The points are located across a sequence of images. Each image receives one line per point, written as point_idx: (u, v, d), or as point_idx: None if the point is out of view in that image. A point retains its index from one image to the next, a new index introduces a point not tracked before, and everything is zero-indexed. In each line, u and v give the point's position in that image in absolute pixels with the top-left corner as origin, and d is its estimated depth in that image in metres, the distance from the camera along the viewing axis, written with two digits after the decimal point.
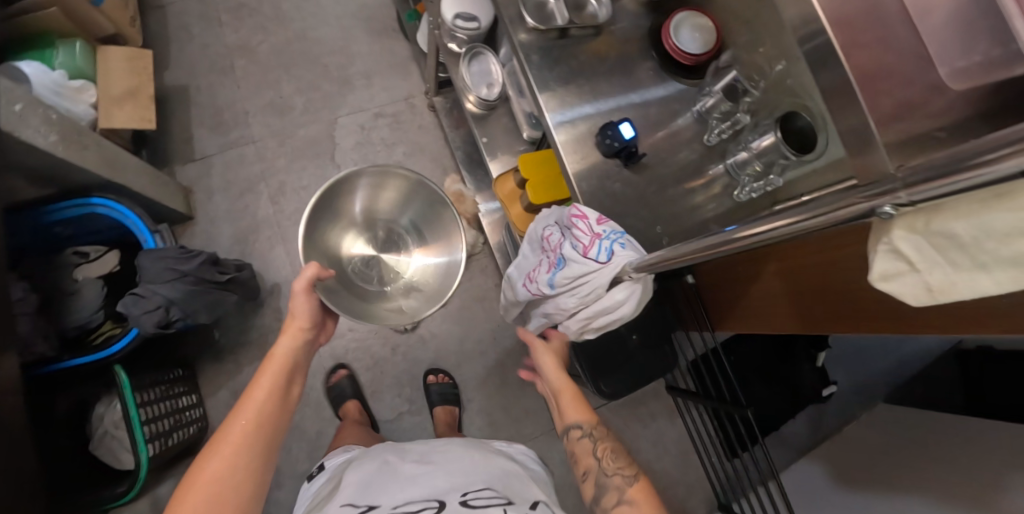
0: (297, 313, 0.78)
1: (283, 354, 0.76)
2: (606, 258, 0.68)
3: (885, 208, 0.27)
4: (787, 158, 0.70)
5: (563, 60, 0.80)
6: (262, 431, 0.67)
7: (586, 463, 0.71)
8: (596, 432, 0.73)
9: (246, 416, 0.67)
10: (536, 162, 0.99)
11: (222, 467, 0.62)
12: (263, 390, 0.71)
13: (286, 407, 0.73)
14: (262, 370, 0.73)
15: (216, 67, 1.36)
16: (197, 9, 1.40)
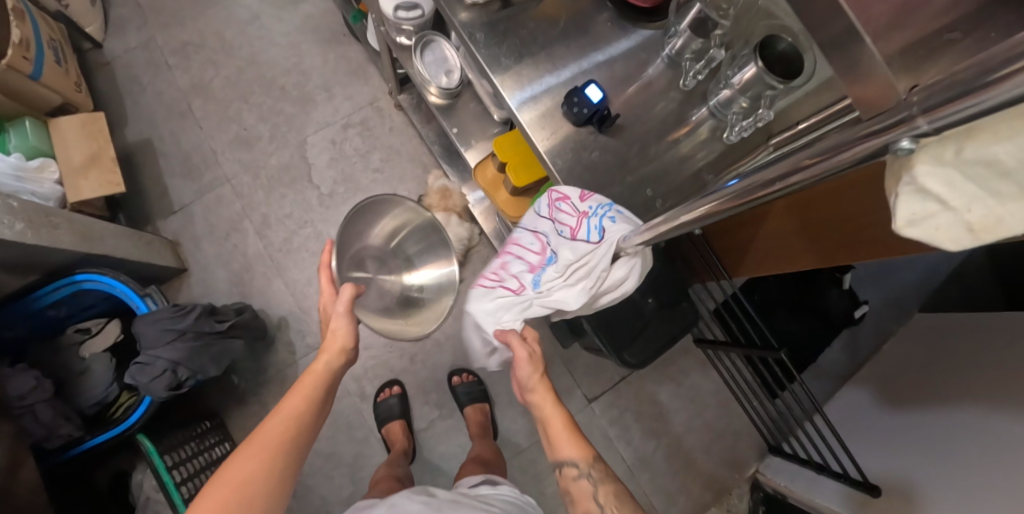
0: (338, 327, 0.71)
1: (329, 368, 0.70)
2: (597, 236, 0.65)
3: (903, 142, 0.22)
4: (774, 88, 0.63)
5: (511, 31, 0.75)
6: (297, 445, 0.62)
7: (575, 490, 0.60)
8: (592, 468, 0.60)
9: (284, 424, 0.62)
10: (510, 144, 0.94)
11: (252, 473, 0.56)
12: (302, 400, 0.65)
13: (320, 420, 0.67)
14: (300, 380, 0.67)
15: (174, 112, 1.32)
16: (141, 58, 1.35)
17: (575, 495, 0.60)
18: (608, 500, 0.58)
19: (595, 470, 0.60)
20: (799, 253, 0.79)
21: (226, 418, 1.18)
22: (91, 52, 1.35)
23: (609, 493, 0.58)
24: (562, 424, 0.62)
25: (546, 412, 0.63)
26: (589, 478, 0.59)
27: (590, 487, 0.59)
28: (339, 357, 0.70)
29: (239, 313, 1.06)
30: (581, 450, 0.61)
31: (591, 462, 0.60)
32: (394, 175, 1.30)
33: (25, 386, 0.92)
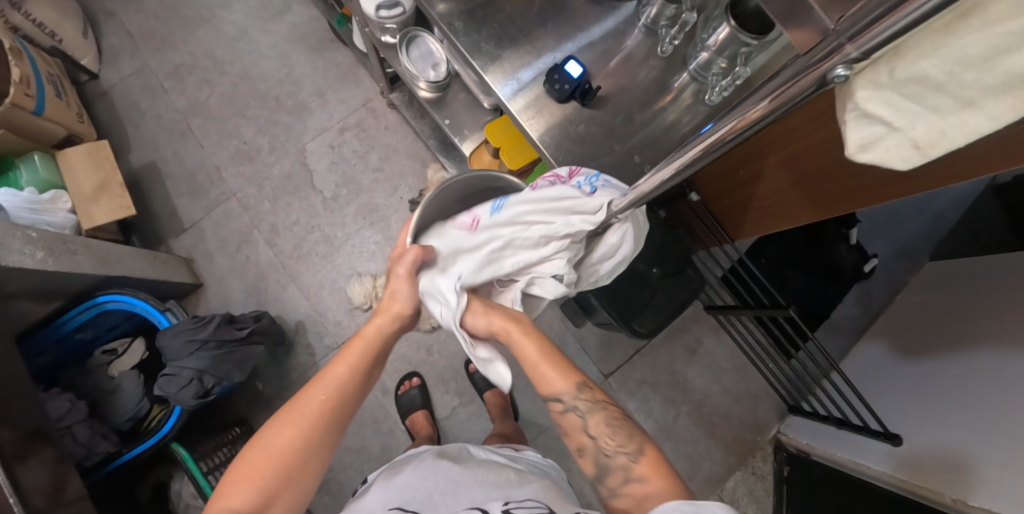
0: (397, 297, 0.71)
1: (374, 335, 0.69)
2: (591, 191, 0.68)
3: (838, 69, 0.27)
4: (748, 45, 0.63)
5: (489, 17, 0.76)
6: (337, 414, 0.63)
7: (578, 436, 0.62)
8: (582, 402, 0.63)
9: (322, 395, 0.63)
10: (503, 129, 0.95)
11: (291, 439, 0.58)
12: (346, 368, 0.66)
13: (363, 389, 0.67)
14: (347, 349, 0.68)
15: (174, 134, 1.35)
16: (137, 84, 1.38)
17: (567, 427, 0.63)
18: (596, 428, 0.61)
19: (583, 402, 0.63)
20: (798, 207, 0.80)
21: (255, 423, 1.22)
22: (89, 83, 1.39)
23: (597, 421, 0.61)
24: (541, 360, 0.66)
25: (523, 352, 0.67)
26: (579, 411, 0.62)
27: (579, 418, 0.62)
28: (385, 322, 0.71)
29: (257, 319, 1.09)
30: (566, 386, 0.63)
31: (578, 395, 0.63)
32: (394, 173, 1.32)
33: (62, 408, 0.97)
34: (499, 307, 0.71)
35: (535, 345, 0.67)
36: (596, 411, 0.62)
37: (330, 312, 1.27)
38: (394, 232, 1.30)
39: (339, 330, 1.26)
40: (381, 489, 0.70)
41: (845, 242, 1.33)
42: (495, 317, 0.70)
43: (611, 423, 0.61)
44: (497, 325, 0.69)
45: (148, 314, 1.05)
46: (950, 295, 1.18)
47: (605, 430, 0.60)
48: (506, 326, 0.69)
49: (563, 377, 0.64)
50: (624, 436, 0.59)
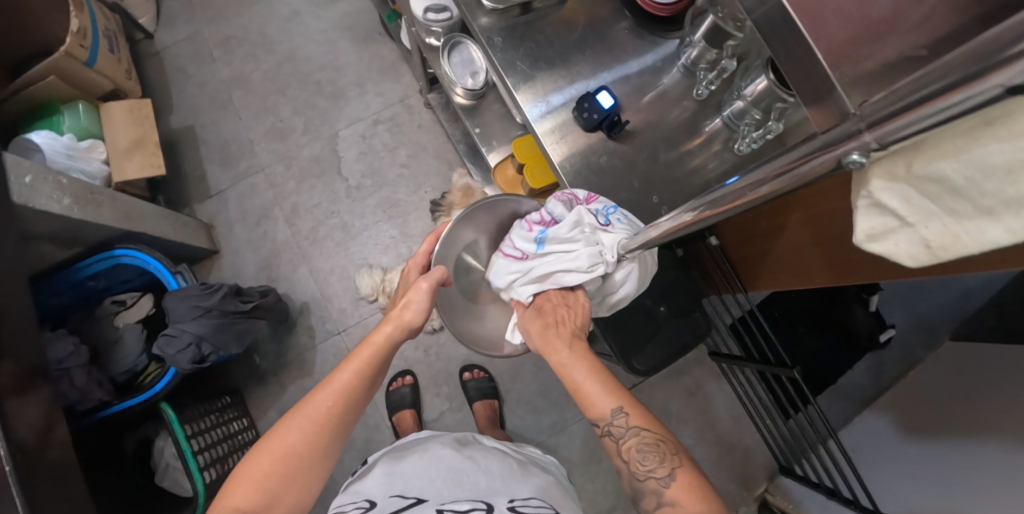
0: (409, 307, 0.72)
1: (381, 341, 0.70)
2: (606, 222, 0.66)
3: (854, 156, 0.26)
4: (784, 100, 0.63)
5: (529, 36, 0.76)
6: (343, 418, 0.64)
7: (616, 462, 0.57)
8: (632, 425, 0.56)
9: (331, 398, 0.64)
10: (530, 145, 0.96)
11: (298, 443, 0.60)
12: (352, 374, 0.66)
13: (367, 395, 0.68)
14: (354, 354, 0.68)
15: (215, 103, 1.39)
16: (188, 50, 1.42)
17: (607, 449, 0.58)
18: (631, 452, 0.55)
19: (620, 424, 0.57)
20: (814, 266, 0.78)
21: (247, 395, 1.24)
22: (143, 42, 1.43)
23: (632, 444, 0.56)
24: (586, 379, 0.61)
25: (564, 371, 0.63)
26: (615, 430, 0.57)
27: (615, 440, 0.57)
28: (393, 329, 0.71)
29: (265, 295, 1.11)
30: (604, 403, 0.59)
31: (616, 415, 0.58)
32: (420, 171, 1.33)
33: (64, 350, 0.99)
34: (545, 326, 0.67)
35: (578, 362, 0.63)
36: (635, 431, 0.56)
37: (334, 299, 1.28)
38: (410, 229, 1.31)
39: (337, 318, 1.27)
40: (384, 472, 0.72)
41: (863, 306, 1.30)
42: (540, 336, 0.66)
43: (648, 447, 0.55)
44: (536, 337, 0.67)
45: (159, 274, 1.07)
46: (963, 381, 1.14)
47: (637, 456, 0.55)
48: (549, 345, 0.65)
49: (604, 395, 0.59)
50: (655, 458, 0.54)
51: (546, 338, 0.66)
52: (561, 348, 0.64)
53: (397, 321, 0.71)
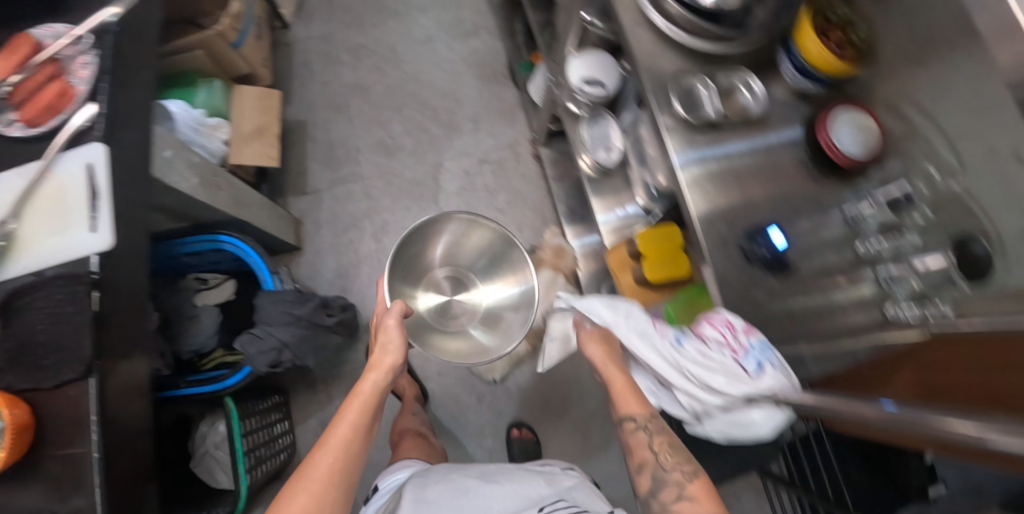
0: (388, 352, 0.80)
1: (369, 388, 0.75)
2: (754, 369, 0.66)
3: None
4: (957, 287, 0.66)
5: (711, 150, 0.75)
6: (349, 472, 0.64)
7: (642, 456, 0.66)
8: (651, 424, 0.68)
9: (332, 454, 0.64)
10: (657, 237, 0.98)
11: (307, 505, 0.58)
12: (350, 427, 0.68)
13: (367, 442, 0.70)
14: (347, 405, 0.71)
15: (333, 105, 1.42)
16: (318, 48, 1.46)
17: (632, 444, 0.68)
18: (660, 446, 0.66)
19: (653, 424, 0.68)
20: None
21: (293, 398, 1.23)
22: (278, 31, 1.48)
23: (663, 441, 0.66)
24: (624, 385, 0.73)
25: (608, 370, 0.76)
26: (652, 428, 0.67)
27: (646, 435, 0.67)
28: (378, 372, 0.78)
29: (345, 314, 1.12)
30: (636, 404, 0.70)
31: (651, 419, 0.69)
32: (514, 218, 1.34)
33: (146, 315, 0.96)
34: (586, 330, 0.82)
35: (614, 366, 0.76)
36: (661, 428, 0.68)
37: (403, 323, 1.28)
38: None
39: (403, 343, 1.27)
40: (412, 499, 0.74)
41: None
42: (591, 341, 0.80)
43: (673, 445, 0.66)
44: (590, 342, 0.80)
45: (255, 267, 1.05)
46: None
47: (667, 450, 0.65)
48: (591, 342, 0.80)
49: (633, 398, 0.71)
50: (682, 459, 0.64)
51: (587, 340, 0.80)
52: (598, 346, 0.79)
53: (387, 360, 0.79)
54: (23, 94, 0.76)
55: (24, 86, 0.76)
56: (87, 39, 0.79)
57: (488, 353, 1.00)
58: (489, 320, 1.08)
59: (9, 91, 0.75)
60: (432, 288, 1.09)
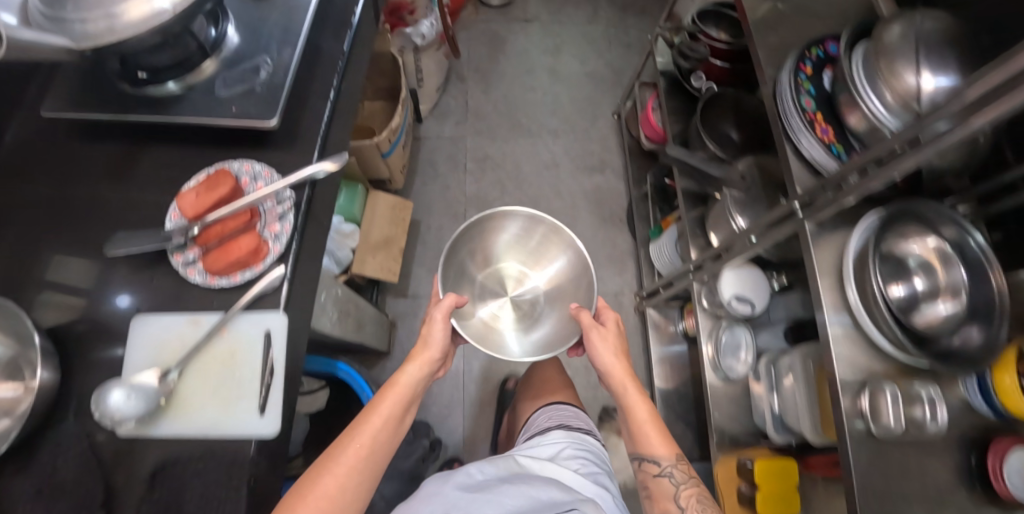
0: (430, 345, 0.87)
1: (405, 383, 0.84)
2: None
3: None
4: None
5: (883, 458, 0.73)
6: (375, 458, 0.78)
7: (665, 505, 0.85)
8: (678, 473, 0.86)
9: (361, 444, 0.77)
10: (775, 475, 0.94)
11: (333, 486, 0.73)
12: (379, 418, 0.80)
13: (398, 431, 0.83)
14: (383, 396, 0.82)
15: (450, 211, 1.42)
16: (447, 150, 1.48)
17: (653, 486, 0.87)
18: (688, 498, 0.84)
19: (680, 471, 0.86)
20: None
21: None
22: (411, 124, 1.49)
23: (691, 493, 0.84)
24: (649, 423, 0.90)
25: (634, 405, 0.90)
26: (674, 476, 0.86)
27: (674, 485, 0.85)
28: (413, 368, 0.85)
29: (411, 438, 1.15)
30: (664, 450, 0.87)
31: (676, 466, 0.87)
32: None
33: None
34: (614, 341, 0.91)
35: (641, 402, 0.90)
36: (687, 477, 0.86)
37: None
38: None
39: None
40: (428, 493, 0.75)
41: None
42: (614, 360, 0.91)
43: (700, 499, 0.83)
44: (605, 364, 0.91)
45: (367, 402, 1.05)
46: None
47: (694, 504, 0.83)
48: (621, 369, 0.91)
49: (660, 440, 0.88)
50: (697, 510, 0.83)
51: (609, 362, 0.90)
52: (627, 380, 0.91)
53: (418, 361, 0.86)
54: (209, 237, 0.71)
55: (211, 228, 0.71)
56: (288, 190, 0.73)
57: (544, 353, 0.92)
58: (528, 317, 1.01)
59: (195, 233, 0.71)
60: (484, 288, 1.03)
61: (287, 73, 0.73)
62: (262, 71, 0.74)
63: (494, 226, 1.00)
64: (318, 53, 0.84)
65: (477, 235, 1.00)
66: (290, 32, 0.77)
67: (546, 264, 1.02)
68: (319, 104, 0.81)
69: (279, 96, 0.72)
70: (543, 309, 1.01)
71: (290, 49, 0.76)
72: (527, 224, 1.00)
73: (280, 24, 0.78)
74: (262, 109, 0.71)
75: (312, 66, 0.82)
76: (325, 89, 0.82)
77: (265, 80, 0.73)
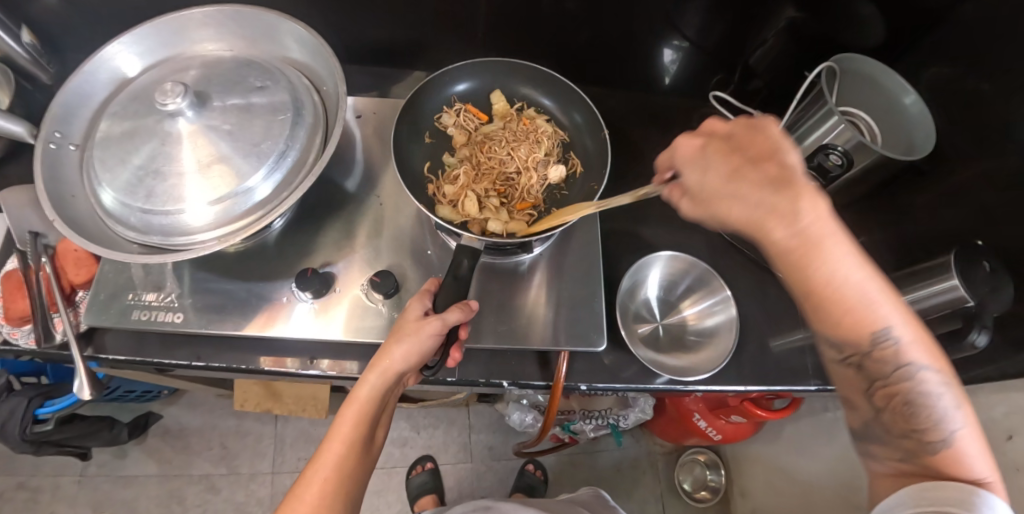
0: (397, 352, 0.48)
1: (368, 399, 0.48)
2: None
3: None
4: None
5: None
6: (348, 482, 0.47)
7: (854, 396, 0.48)
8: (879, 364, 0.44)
9: (318, 485, 0.45)
10: None
11: None
12: (344, 440, 0.47)
13: (370, 454, 0.49)
14: (342, 414, 0.48)
15: (385, 467, 1.22)
16: (456, 457, 1.25)
17: (839, 379, 0.48)
18: (886, 398, 0.45)
19: (879, 361, 0.44)
20: None
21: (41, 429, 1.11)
22: (480, 407, 1.30)
23: (893, 391, 0.45)
24: (829, 295, 0.44)
25: (821, 291, 0.43)
26: (871, 368, 0.45)
27: (864, 380, 0.46)
28: (403, 353, 0.48)
29: (83, 457, 1.13)
30: (859, 333, 0.44)
31: (872, 346, 0.44)
32: None
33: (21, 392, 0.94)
34: (752, 185, 0.43)
35: (829, 266, 0.42)
36: (912, 379, 0.44)
37: (84, 506, 1.16)
38: None
39: (62, 505, 1.16)
40: None
41: None
42: (754, 193, 0.43)
43: (914, 402, 0.44)
44: (737, 213, 0.44)
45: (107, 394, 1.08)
46: None
47: (906, 406, 0.44)
48: (786, 227, 0.42)
49: (852, 324, 0.44)
50: (921, 423, 0.44)
51: (800, 224, 0.42)
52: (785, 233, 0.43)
53: (410, 328, 0.49)
54: (64, 273, 0.70)
55: (65, 279, 0.70)
56: (85, 321, 0.65)
57: (663, 369, 0.67)
58: (683, 340, 0.72)
59: (49, 256, 0.70)
60: (644, 310, 0.74)
61: (142, 324, 0.62)
62: (153, 298, 0.64)
63: (659, 266, 0.75)
64: (254, 347, 0.67)
65: (645, 269, 0.75)
66: (218, 317, 0.63)
67: (705, 310, 0.73)
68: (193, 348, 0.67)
69: (125, 322, 0.62)
70: (702, 335, 0.72)
71: (179, 320, 0.63)
72: (679, 264, 0.75)
73: (236, 297, 0.65)
74: (97, 311, 0.63)
75: (236, 338, 0.67)
76: (204, 358, 0.66)
77: (155, 310, 0.63)
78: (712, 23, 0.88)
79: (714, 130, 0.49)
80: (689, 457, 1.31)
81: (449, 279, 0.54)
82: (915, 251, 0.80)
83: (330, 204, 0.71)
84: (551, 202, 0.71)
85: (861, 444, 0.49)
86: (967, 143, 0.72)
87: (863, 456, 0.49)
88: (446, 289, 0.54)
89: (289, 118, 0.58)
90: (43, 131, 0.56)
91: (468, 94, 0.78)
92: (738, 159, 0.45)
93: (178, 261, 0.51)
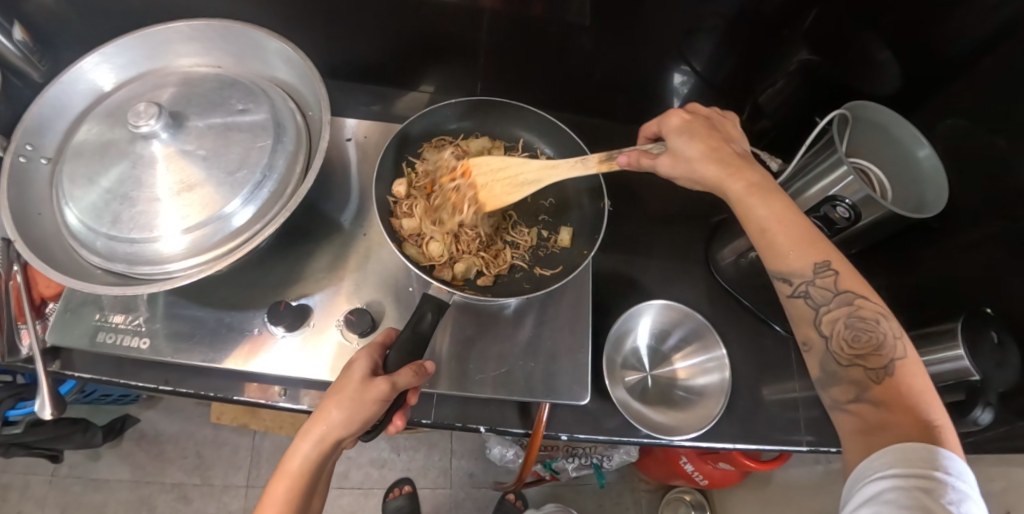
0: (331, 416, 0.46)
1: (300, 471, 0.45)
2: None
3: None
4: None
5: None
6: None
7: (805, 332, 0.49)
8: (823, 282, 0.47)
9: None
10: None
11: None
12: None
13: None
14: (273, 485, 0.45)
15: (361, 486, 1.19)
16: (436, 483, 1.22)
17: (794, 312, 0.49)
18: (834, 325, 0.46)
19: (824, 289, 0.46)
20: None
21: None
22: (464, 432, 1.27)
23: (840, 316, 0.46)
24: (774, 229, 0.48)
25: (770, 228, 0.48)
26: (817, 297, 0.47)
27: (814, 310, 0.47)
28: (340, 417, 0.45)
29: (54, 459, 1.11)
30: (801, 263, 0.47)
31: (815, 274, 0.47)
32: None
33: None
34: (721, 151, 0.52)
35: (782, 203, 0.48)
36: (851, 307, 0.46)
37: (52, 507, 1.13)
38: None
39: (30, 505, 1.13)
40: None
41: None
42: (713, 157, 0.52)
43: (855, 327, 0.45)
44: (703, 170, 0.52)
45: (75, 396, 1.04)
46: None
47: (844, 331, 0.46)
48: (741, 179, 0.50)
49: (799, 251, 0.47)
50: (863, 350, 0.45)
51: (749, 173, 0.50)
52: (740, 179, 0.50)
53: (353, 391, 0.46)
54: (36, 284, 0.67)
55: (36, 289, 0.66)
56: (49, 337, 0.63)
57: (645, 424, 0.64)
58: (668, 396, 0.70)
59: (21, 266, 0.66)
60: (632, 359, 0.72)
61: (106, 347, 0.60)
62: (120, 320, 0.61)
63: (653, 316, 0.73)
64: (224, 374, 0.64)
65: (641, 316, 0.73)
66: (186, 346, 0.61)
67: (694, 368, 0.71)
68: (159, 370, 0.64)
69: (89, 345, 0.60)
70: (691, 393, 0.69)
71: (145, 347, 0.60)
72: (675, 317, 0.73)
73: (206, 325, 0.62)
74: (62, 330, 0.60)
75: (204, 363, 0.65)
76: (171, 383, 0.63)
77: (123, 331, 0.61)
78: (721, 59, 0.85)
79: (694, 112, 0.57)
80: (675, 495, 1.26)
81: (407, 332, 0.52)
82: (913, 310, 0.77)
83: (314, 230, 0.69)
84: (534, 258, 0.71)
85: (829, 404, 0.47)
86: (978, 199, 0.68)
87: (831, 412, 0.47)
88: (400, 344, 0.51)
89: (270, 143, 0.55)
90: (13, 143, 0.54)
91: (462, 131, 0.76)
92: (714, 137, 0.53)
93: (141, 294, 0.49)
